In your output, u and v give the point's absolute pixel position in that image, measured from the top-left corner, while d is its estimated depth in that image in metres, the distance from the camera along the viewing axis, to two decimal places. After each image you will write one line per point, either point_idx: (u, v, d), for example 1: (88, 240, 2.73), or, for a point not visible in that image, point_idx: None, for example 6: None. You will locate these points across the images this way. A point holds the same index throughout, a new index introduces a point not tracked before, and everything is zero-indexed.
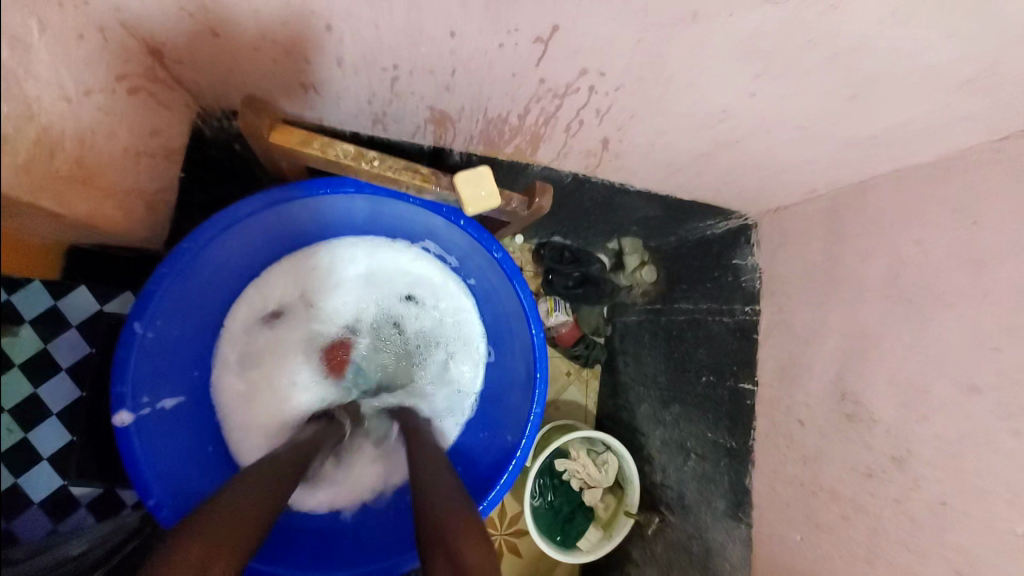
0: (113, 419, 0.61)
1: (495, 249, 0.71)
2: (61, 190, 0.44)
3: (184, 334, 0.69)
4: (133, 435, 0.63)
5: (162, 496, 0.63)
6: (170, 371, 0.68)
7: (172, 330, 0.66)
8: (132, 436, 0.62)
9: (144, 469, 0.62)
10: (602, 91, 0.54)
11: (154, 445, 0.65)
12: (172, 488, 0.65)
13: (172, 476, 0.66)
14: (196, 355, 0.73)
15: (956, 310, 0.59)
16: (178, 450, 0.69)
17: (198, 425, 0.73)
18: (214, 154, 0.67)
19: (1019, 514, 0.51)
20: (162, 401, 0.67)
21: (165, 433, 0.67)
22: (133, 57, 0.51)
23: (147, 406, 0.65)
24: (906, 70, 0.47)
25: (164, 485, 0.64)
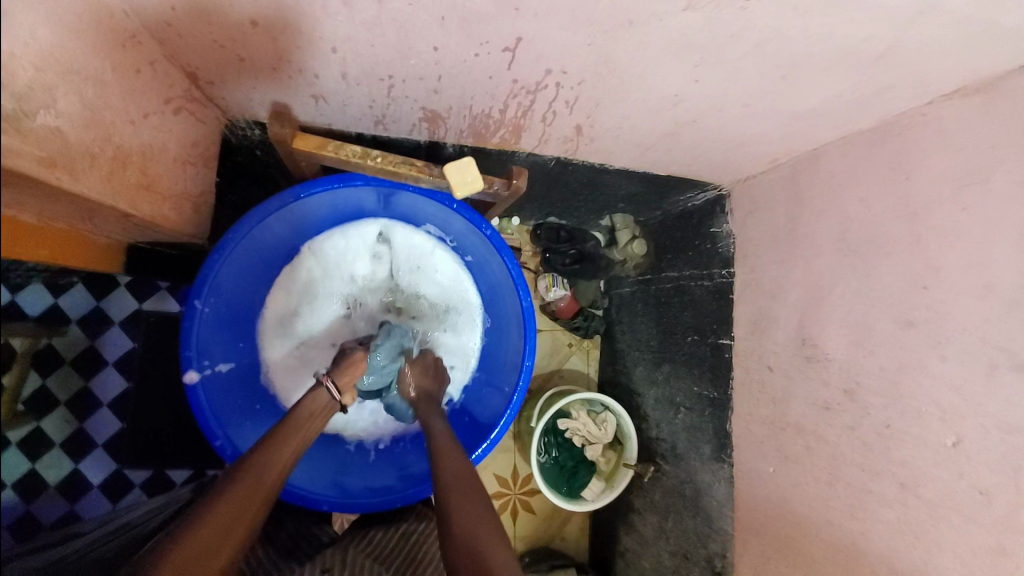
0: (183, 377, 0.75)
1: (485, 228, 0.82)
2: (131, 196, 0.54)
3: (232, 308, 0.80)
4: (199, 390, 0.76)
5: (225, 438, 0.77)
6: (223, 342, 0.80)
7: (223, 305, 0.78)
8: (199, 391, 0.76)
9: (209, 418, 0.75)
10: (568, 86, 0.63)
11: (216, 399, 0.78)
12: (233, 432, 0.79)
13: (232, 424, 0.79)
14: (246, 325, 0.83)
15: (892, 258, 0.67)
16: (236, 405, 0.81)
17: (251, 385, 0.84)
18: (241, 160, 0.77)
19: (947, 427, 0.59)
20: (219, 364, 0.79)
21: (224, 390, 0.80)
22: (176, 83, 0.61)
23: (209, 368, 0.77)
24: (824, 50, 0.56)
25: (227, 429, 0.78)
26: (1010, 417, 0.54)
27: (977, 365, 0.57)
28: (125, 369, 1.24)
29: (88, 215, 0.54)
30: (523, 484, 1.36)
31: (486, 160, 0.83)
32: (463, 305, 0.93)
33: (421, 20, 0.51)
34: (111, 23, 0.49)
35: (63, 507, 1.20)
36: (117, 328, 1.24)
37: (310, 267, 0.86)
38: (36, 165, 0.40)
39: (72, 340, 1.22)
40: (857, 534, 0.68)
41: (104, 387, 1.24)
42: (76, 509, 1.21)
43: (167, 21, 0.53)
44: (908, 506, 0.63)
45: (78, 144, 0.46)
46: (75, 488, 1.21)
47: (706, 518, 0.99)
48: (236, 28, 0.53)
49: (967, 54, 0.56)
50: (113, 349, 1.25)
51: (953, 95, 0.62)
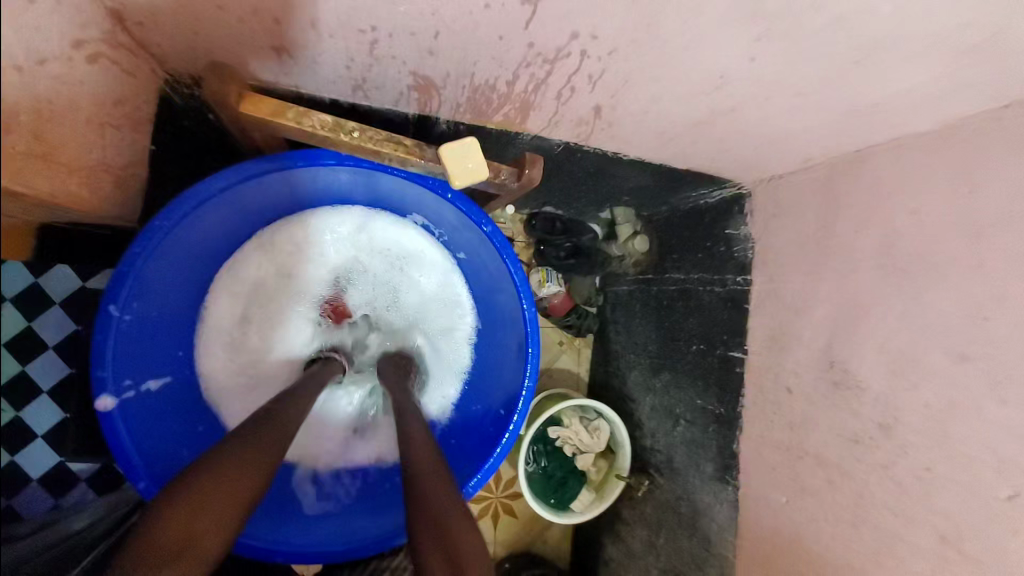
0: (96, 403, 0.62)
1: (484, 223, 0.70)
2: (18, 167, 0.41)
3: (161, 316, 0.68)
4: (120, 417, 0.64)
5: (153, 476, 0.65)
6: (149, 358, 0.68)
7: (149, 314, 0.66)
8: (119, 418, 0.64)
9: (134, 452, 0.64)
10: (594, 55, 0.51)
11: (142, 428, 0.66)
12: (162, 467, 0.67)
13: (162, 454, 0.68)
14: (176, 335, 0.72)
15: (948, 283, 0.59)
16: (168, 431, 0.70)
17: (188, 402, 0.74)
18: (185, 124, 0.63)
19: (1002, 478, 0.53)
20: (146, 383, 0.68)
21: (153, 413, 0.68)
22: (87, 18, 0.47)
23: (131, 389, 0.65)
24: (917, 29, 0.46)
25: (156, 465, 0.66)
26: None
27: None
28: (65, 355, 1.09)
29: None
30: (506, 487, 1.28)
31: (485, 140, 0.71)
32: (446, 309, 0.84)
33: None
34: None
35: None
36: (57, 309, 1.08)
37: (274, 261, 0.77)
38: None
39: None
40: None
41: (45, 371, 1.09)
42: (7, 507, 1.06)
43: None
44: (948, 561, 0.56)
45: None
46: None
47: (704, 540, 0.92)
48: None
49: None
50: None
51: None
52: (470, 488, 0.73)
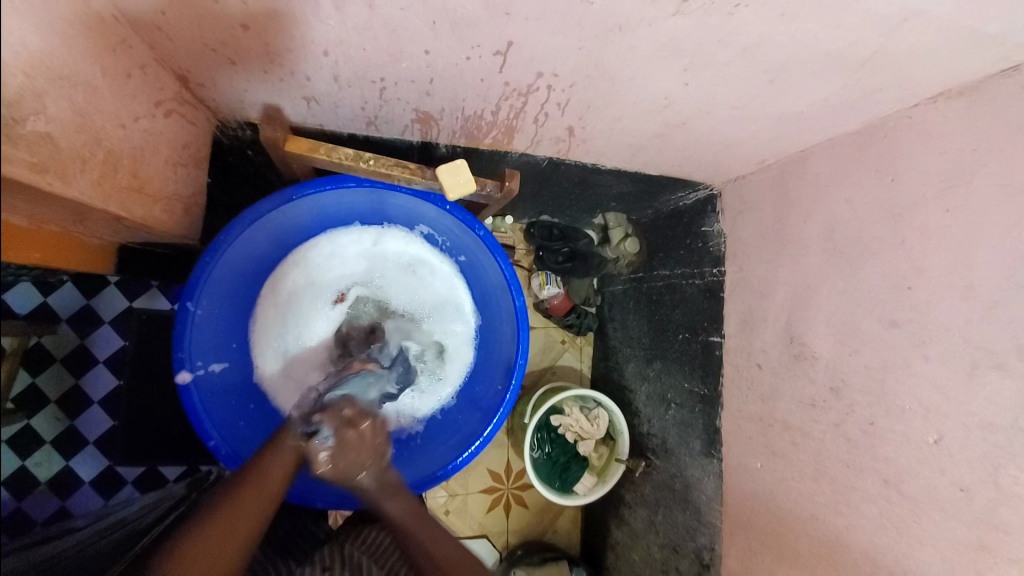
0: (176, 377, 0.75)
1: (477, 228, 0.83)
2: (123, 199, 0.54)
3: (225, 310, 0.80)
4: (193, 392, 0.76)
5: (221, 440, 0.77)
6: (217, 343, 0.80)
7: (216, 309, 0.78)
8: (193, 393, 0.75)
9: (205, 421, 0.76)
10: (559, 88, 0.63)
11: (212, 402, 0.78)
12: (229, 433, 0.79)
13: (227, 425, 0.79)
14: (237, 327, 0.83)
15: (877, 260, 0.68)
16: (231, 405, 0.81)
17: (245, 383, 0.83)
18: (231, 160, 0.77)
19: (928, 424, 0.61)
20: (213, 365, 0.79)
21: (219, 391, 0.80)
22: (166, 85, 0.60)
23: (202, 368, 0.77)
24: (815, 54, 0.57)
25: (222, 431, 0.78)
26: (987, 415, 0.55)
27: (958, 365, 0.58)
28: (117, 367, 1.24)
29: (77, 218, 0.54)
30: (517, 479, 1.37)
31: (479, 159, 0.83)
32: (455, 313, 0.93)
33: (413, 26, 0.51)
34: (102, 27, 0.49)
35: (54, 506, 1.18)
36: (107, 326, 1.23)
37: (304, 271, 0.86)
38: (26, 171, 0.40)
39: (64, 339, 1.21)
40: (842, 528, 0.70)
41: (96, 383, 1.23)
42: (68, 506, 1.19)
43: (157, 23, 0.52)
44: (891, 501, 0.65)
45: (67, 150, 0.45)
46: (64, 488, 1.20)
47: (696, 512, 1.01)
48: (226, 31, 0.53)
49: (950, 60, 0.57)
50: (104, 346, 1.24)
51: (937, 99, 0.63)
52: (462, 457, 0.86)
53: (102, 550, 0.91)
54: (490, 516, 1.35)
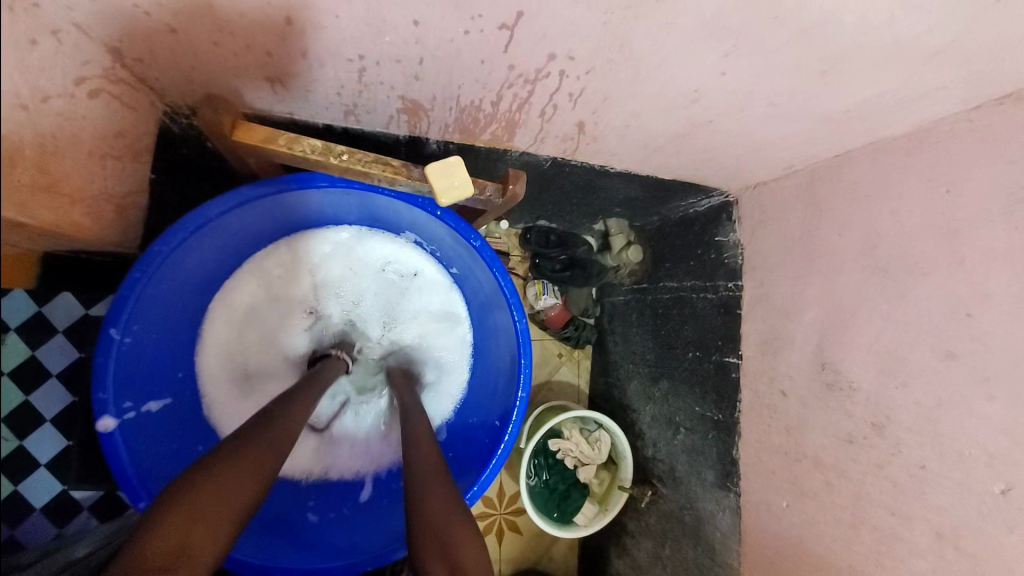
0: (96, 425, 0.63)
1: (474, 238, 0.72)
2: (28, 200, 0.43)
3: (161, 338, 0.69)
4: (117, 439, 0.64)
5: (152, 500, 0.64)
6: (150, 378, 0.69)
7: (149, 338, 0.67)
8: (117, 439, 0.64)
9: (131, 472, 0.64)
10: (574, 75, 0.53)
11: (142, 451, 0.66)
12: (164, 487, 0.67)
13: (161, 475, 0.67)
14: (178, 356, 0.73)
15: (930, 281, 0.60)
16: (168, 452, 0.70)
17: (191, 423, 0.74)
18: (184, 153, 0.65)
19: (994, 473, 0.53)
20: (145, 405, 0.68)
21: (153, 435, 0.69)
22: (92, 58, 0.49)
23: (131, 411, 0.66)
24: (880, 41, 0.48)
25: (155, 484, 0.66)
26: None
27: None
28: (71, 382, 1.10)
29: None
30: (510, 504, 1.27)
31: (475, 159, 0.73)
32: (442, 325, 0.86)
33: None
34: None
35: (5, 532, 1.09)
36: (61, 337, 1.09)
37: (266, 283, 0.79)
38: None
39: (13, 351, 1.06)
40: None
41: (48, 399, 1.09)
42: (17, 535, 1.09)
43: None
44: (947, 559, 0.56)
45: None
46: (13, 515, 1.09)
47: (709, 550, 0.92)
48: None
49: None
50: (57, 359, 1.10)
51: (1003, 99, 0.55)
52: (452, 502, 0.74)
53: None
54: (481, 545, 1.24)
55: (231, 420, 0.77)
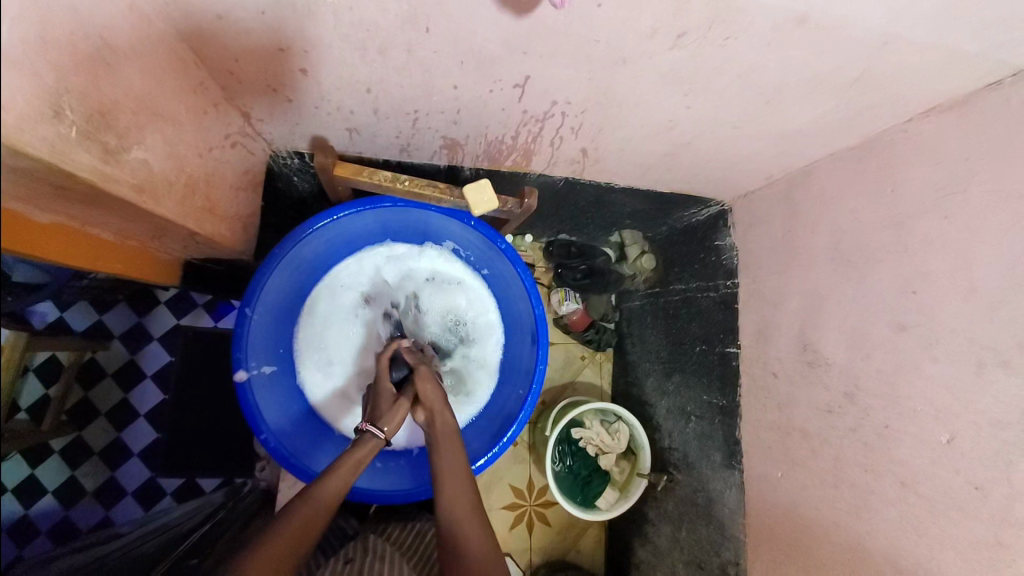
0: (234, 376, 0.81)
1: (500, 242, 0.89)
2: (198, 217, 0.66)
3: (276, 319, 0.88)
4: (248, 389, 0.83)
5: (271, 433, 0.83)
6: (269, 348, 0.88)
7: (268, 318, 0.86)
8: (247, 390, 0.82)
9: (258, 414, 0.83)
10: (572, 114, 0.70)
11: (261, 400, 0.85)
12: (277, 430, 0.85)
13: (275, 421, 0.86)
14: (284, 334, 0.91)
15: (882, 266, 0.71)
16: (278, 405, 0.88)
17: (291, 386, 0.91)
18: (280, 185, 0.86)
19: (941, 425, 0.62)
20: (265, 367, 0.87)
21: (268, 391, 0.87)
22: (233, 121, 0.71)
23: (257, 368, 0.84)
24: (805, 77, 0.63)
25: (271, 425, 0.85)
26: (997, 413, 0.56)
27: (967, 363, 0.59)
28: (163, 381, 1.30)
29: (157, 233, 0.64)
30: (539, 495, 1.35)
31: (500, 180, 0.91)
32: (482, 329, 1.00)
33: (443, 64, 0.59)
34: (187, 74, 0.60)
35: (101, 514, 1.23)
36: (156, 342, 1.30)
37: (339, 287, 0.96)
38: (126, 189, 0.51)
39: (115, 355, 1.28)
40: (862, 534, 0.70)
41: (143, 396, 1.29)
42: (111, 516, 1.23)
43: (231, 69, 0.62)
44: (909, 503, 0.64)
45: (160, 174, 0.56)
46: (108, 497, 1.24)
47: (719, 525, 1.00)
48: (288, 77, 0.63)
49: (931, 78, 0.62)
50: (152, 362, 1.30)
51: (928, 112, 0.67)
52: (482, 462, 0.89)
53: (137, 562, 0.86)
54: (513, 534, 1.32)
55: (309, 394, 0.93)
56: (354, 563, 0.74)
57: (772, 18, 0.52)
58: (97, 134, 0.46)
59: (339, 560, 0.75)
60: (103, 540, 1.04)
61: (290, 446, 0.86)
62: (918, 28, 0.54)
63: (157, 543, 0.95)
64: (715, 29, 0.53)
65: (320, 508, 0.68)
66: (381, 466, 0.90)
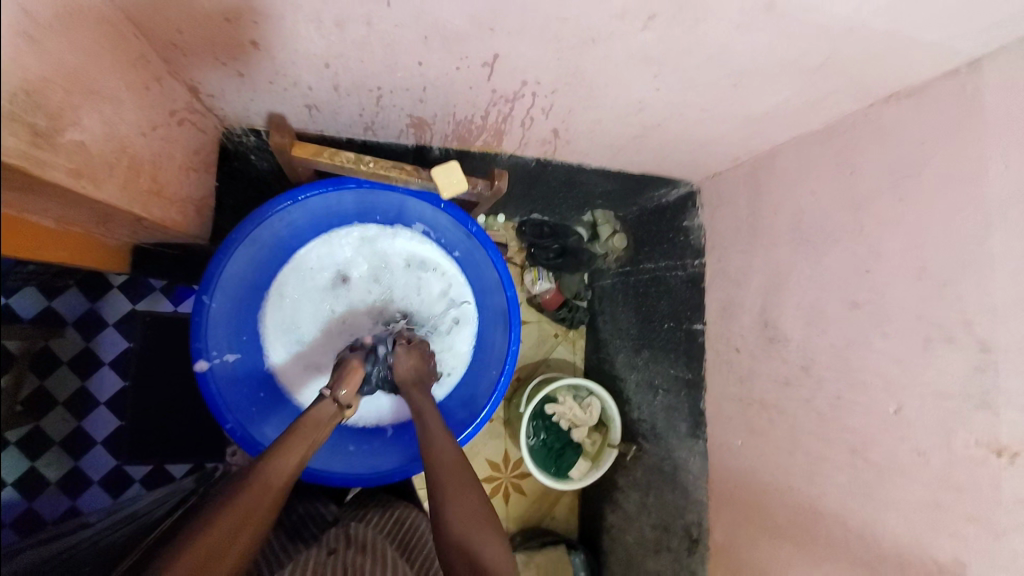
0: (194, 366, 0.79)
1: (470, 226, 0.88)
2: (145, 201, 0.61)
3: (237, 306, 0.85)
4: (210, 379, 0.81)
5: (236, 422, 0.82)
6: (231, 336, 0.85)
7: (228, 304, 0.83)
8: (209, 380, 0.80)
9: (221, 403, 0.81)
10: (543, 94, 0.69)
11: (225, 388, 0.83)
12: (243, 418, 0.84)
13: (242, 409, 0.85)
14: (247, 320, 0.88)
15: (839, 247, 0.74)
16: (243, 393, 0.86)
17: (257, 374, 0.90)
18: (236, 165, 0.82)
19: (889, 396, 0.66)
20: (227, 356, 0.84)
21: (231, 380, 0.85)
22: (179, 97, 0.66)
23: (218, 358, 0.82)
24: (771, 62, 0.63)
25: (237, 414, 0.83)
26: (940, 385, 0.60)
27: (914, 339, 0.63)
28: (122, 369, 1.24)
29: (101, 218, 0.60)
30: (515, 468, 1.39)
31: (471, 161, 0.89)
32: (455, 315, 0.99)
33: (407, 40, 0.57)
34: (123, 45, 0.55)
35: (67, 504, 1.18)
36: (112, 328, 1.23)
37: (306, 271, 0.92)
38: (63, 175, 0.47)
39: (70, 343, 1.20)
40: (814, 496, 0.76)
41: (102, 385, 1.23)
42: (78, 506, 1.19)
43: (173, 39, 0.57)
44: (858, 468, 0.70)
45: (99, 156, 0.52)
46: (73, 488, 1.20)
47: (684, 490, 1.06)
48: (239, 50, 0.58)
49: (889, 66, 0.64)
50: (110, 349, 1.24)
51: (888, 98, 0.69)
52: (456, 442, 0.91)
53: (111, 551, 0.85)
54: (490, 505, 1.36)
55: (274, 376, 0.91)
56: (338, 554, 0.74)
57: (739, 3, 0.51)
58: (24, 115, 0.41)
59: (322, 552, 0.74)
60: (71, 530, 1.01)
61: (259, 433, 0.84)
62: (877, 17, 0.55)
63: (129, 532, 0.93)
64: (685, 12, 0.52)
65: (271, 487, 0.67)
66: (353, 449, 0.92)
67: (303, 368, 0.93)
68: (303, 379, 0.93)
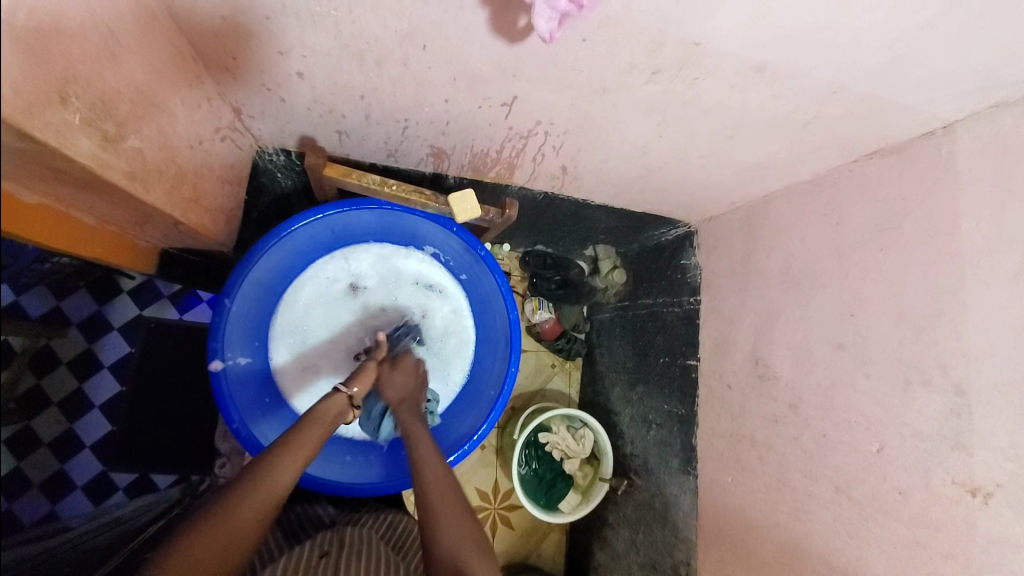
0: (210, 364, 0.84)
1: (480, 250, 0.93)
2: (183, 207, 0.67)
3: (253, 312, 0.89)
4: (222, 379, 0.85)
5: (242, 422, 0.85)
6: (244, 340, 0.89)
7: (246, 309, 0.88)
8: (221, 379, 0.85)
9: (230, 404, 0.84)
10: (555, 134, 0.75)
11: (235, 388, 0.87)
12: (249, 419, 0.87)
13: (249, 410, 0.87)
14: (261, 326, 0.92)
15: (827, 290, 0.78)
16: (251, 395, 0.89)
17: (264, 378, 0.92)
18: (263, 181, 0.87)
19: (872, 435, 0.69)
20: (240, 358, 0.88)
21: (241, 381, 0.88)
22: (223, 115, 0.72)
23: (232, 359, 0.87)
24: (763, 117, 0.70)
25: (244, 414, 0.86)
26: (919, 426, 0.63)
27: (897, 381, 0.66)
28: (121, 373, 1.25)
29: (141, 220, 0.65)
30: (504, 499, 1.37)
31: (482, 190, 0.94)
32: (457, 335, 1.02)
33: (438, 80, 0.63)
34: (184, 66, 0.61)
35: (47, 507, 1.15)
36: (116, 332, 1.25)
37: (320, 281, 0.96)
38: (120, 175, 0.52)
39: (71, 343, 1.20)
40: (801, 536, 0.76)
41: (98, 388, 1.23)
42: (57, 510, 1.16)
43: (227, 65, 0.63)
44: (843, 506, 0.71)
45: (151, 163, 0.58)
46: (53, 490, 1.17)
47: (673, 528, 1.05)
48: (284, 78, 0.65)
49: (869, 127, 0.70)
50: (110, 353, 1.25)
51: (870, 155, 0.75)
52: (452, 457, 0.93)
53: (91, 557, 0.83)
54: None
55: (277, 379, 0.93)
56: (331, 556, 0.75)
57: (733, 65, 0.58)
58: (96, 121, 0.47)
59: (315, 552, 0.76)
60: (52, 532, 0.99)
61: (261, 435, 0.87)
62: (857, 81, 0.62)
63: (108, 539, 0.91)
64: (686, 70, 0.59)
65: (266, 496, 0.64)
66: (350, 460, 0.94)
67: (307, 374, 0.94)
68: (305, 384, 0.94)
